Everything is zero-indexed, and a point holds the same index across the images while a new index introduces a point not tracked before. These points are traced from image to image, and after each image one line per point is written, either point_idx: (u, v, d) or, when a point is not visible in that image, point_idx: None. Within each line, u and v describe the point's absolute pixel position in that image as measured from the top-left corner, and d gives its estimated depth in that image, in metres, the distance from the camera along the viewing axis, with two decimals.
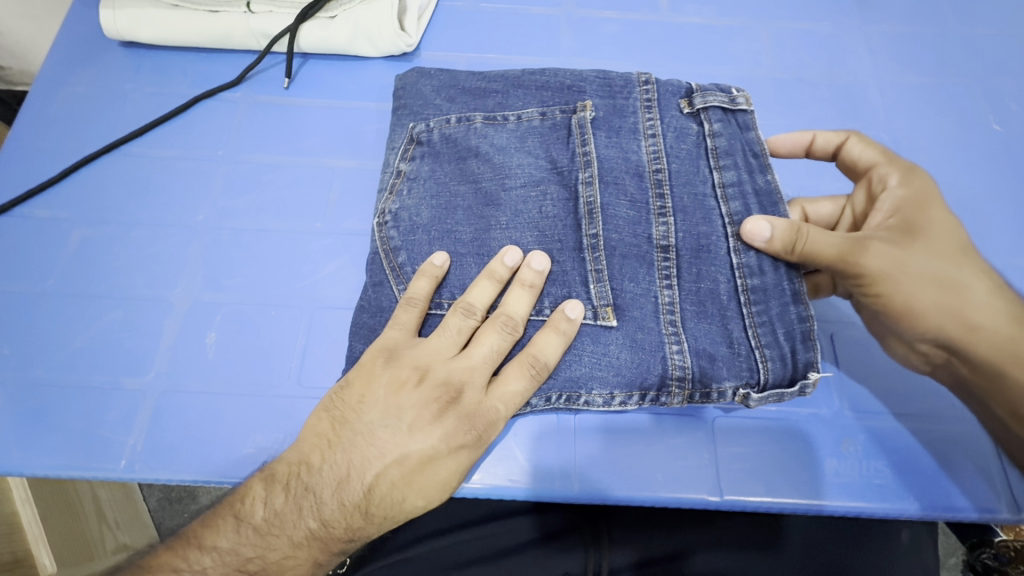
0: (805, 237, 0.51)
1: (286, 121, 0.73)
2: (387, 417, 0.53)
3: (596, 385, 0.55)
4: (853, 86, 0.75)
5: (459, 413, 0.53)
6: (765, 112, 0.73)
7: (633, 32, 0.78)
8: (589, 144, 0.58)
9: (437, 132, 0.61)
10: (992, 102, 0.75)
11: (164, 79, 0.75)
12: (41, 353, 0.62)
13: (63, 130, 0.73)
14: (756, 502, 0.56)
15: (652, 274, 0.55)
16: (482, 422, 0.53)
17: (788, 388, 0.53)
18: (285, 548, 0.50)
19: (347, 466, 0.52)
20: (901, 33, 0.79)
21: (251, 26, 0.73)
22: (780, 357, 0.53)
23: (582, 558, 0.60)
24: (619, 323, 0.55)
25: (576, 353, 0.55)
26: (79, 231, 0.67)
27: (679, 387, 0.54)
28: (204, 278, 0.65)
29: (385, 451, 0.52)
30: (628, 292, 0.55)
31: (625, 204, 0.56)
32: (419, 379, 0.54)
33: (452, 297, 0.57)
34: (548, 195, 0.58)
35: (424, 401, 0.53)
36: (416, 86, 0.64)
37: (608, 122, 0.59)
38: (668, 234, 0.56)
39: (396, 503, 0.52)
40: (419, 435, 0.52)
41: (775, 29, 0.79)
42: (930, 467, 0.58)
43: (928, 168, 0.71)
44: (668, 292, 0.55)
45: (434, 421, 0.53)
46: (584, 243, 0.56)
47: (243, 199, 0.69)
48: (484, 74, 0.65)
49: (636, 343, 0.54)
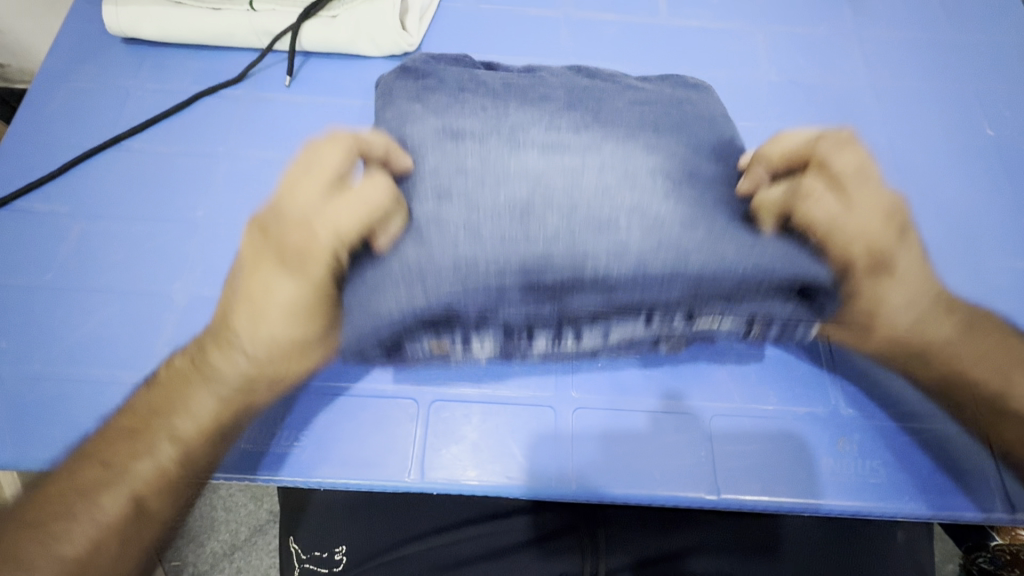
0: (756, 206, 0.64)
1: (283, 118, 0.73)
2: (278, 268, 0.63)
3: (607, 247, 0.61)
4: (848, 90, 0.76)
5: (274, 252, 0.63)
6: (763, 114, 0.74)
7: (633, 35, 0.79)
8: (599, 163, 0.65)
9: (503, 82, 0.71)
10: (985, 107, 0.76)
11: (166, 77, 0.75)
12: (37, 347, 0.61)
13: (63, 126, 0.73)
14: (752, 501, 0.56)
15: (645, 189, 0.64)
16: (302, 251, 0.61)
17: (776, 308, 0.61)
18: (195, 393, 0.57)
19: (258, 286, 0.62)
20: (895, 38, 0.80)
21: (253, 25, 0.75)
22: (755, 288, 0.61)
23: (579, 560, 0.61)
24: (621, 223, 0.61)
25: (580, 203, 0.62)
26: (78, 226, 0.67)
27: (674, 293, 0.60)
28: (202, 272, 0.65)
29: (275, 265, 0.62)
30: (620, 198, 0.63)
31: (621, 141, 0.67)
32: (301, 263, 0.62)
33: (431, 317, 0.59)
34: (551, 135, 0.67)
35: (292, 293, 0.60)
36: (415, 61, 0.73)
37: (597, 88, 0.72)
38: (657, 169, 0.65)
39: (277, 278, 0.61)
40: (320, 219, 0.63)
41: (772, 34, 0.79)
42: (927, 466, 0.58)
43: (922, 169, 0.71)
44: (661, 205, 0.63)
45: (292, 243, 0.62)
46: (588, 153, 0.66)
47: (244, 196, 0.69)
48: (505, 76, 0.72)
49: (624, 210, 0.62)
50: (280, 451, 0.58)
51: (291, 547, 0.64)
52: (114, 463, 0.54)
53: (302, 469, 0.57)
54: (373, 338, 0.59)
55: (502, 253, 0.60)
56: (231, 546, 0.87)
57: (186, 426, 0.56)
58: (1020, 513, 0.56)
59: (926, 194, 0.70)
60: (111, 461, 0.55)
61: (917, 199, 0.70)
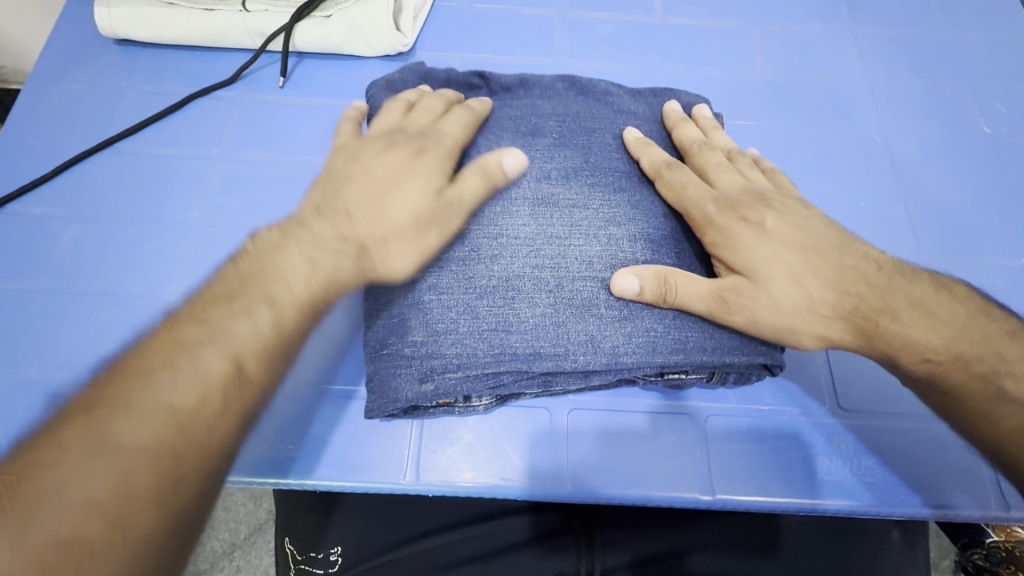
0: (672, 287, 0.52)
1: (278, 119, 0.73)
2: (368, 171, 0.52)
3: (588, 287, 0.54)
4: (843, 88, 0.76)
5: (408, 138, 0.54)
6: (758, 112, 0.74)
7: (627, 33, 0.78)
8: (585, 194, 0.57)
9: (494, 115, 0.62)
10: (981, 104, 0.75)
11: (159, 78, 0.75)
12: (31, 351, 0.61)
13: (57, 127, 0.73)
14: (748, 500, 0.56)
15: (632, 228, 0.56)
16: (431, 137, 0.54)
17: (753, 369, 0.56)
18: (283, 258, 0.47)
19: (326, 194, 0.52)
20: (890, 35, 0.80)
21: (246, 25, 0.73)
22: (742, 352, 0.53)
23: (575, 560, 0.60)
24: (602, 266, 0.55)
25: (562, 244, 0.55)
26: (72, 228, 0.67)
27: (656, 343, 0.53)
28: (196, 275, 0.65)
29: (354, 176, 0.52)
30: (606, 234, 0.56)
31: (610, 161, 0.59)
32: (388, 142, 0.54)
33: (442, 395, 0.53)
34: (537, 153, 0.59)
35: (393, 152, 0.53)
36: (403, 76, 0.65)
37: (591, 116, 0.62)
38: (644, 195, 0.58)
39: (349, 212, 0.50)
40: (383, 154, 0.53)
41: (767, 32, 0.79)
42: (922, 465, 0.58)
43: (917, 167, 0.71)
44: (643, 250, 0.55)
45: (386, 148, 0.53)
46: (574, 173, 0.58)
47: (238, 197, 0.69)
48: (497, 99, 0.64)
49: (611, 256, 0.55)
50: (277, 454, 0.57)
51: (288, 548, 0.64)
52: (147, 374, 0.40)
53: (297, 471, 0.57)
54: (396, 407, 0.53)
55: (510, 324, 0.53)
56: (231, 545, 0.87)
57: (144, 416, 0.38)
58: (1014, 511, 0.57)
59: (921, 191, 0.70)
60: (207, 318, 0.43)
61: (912, 198, 0.69)
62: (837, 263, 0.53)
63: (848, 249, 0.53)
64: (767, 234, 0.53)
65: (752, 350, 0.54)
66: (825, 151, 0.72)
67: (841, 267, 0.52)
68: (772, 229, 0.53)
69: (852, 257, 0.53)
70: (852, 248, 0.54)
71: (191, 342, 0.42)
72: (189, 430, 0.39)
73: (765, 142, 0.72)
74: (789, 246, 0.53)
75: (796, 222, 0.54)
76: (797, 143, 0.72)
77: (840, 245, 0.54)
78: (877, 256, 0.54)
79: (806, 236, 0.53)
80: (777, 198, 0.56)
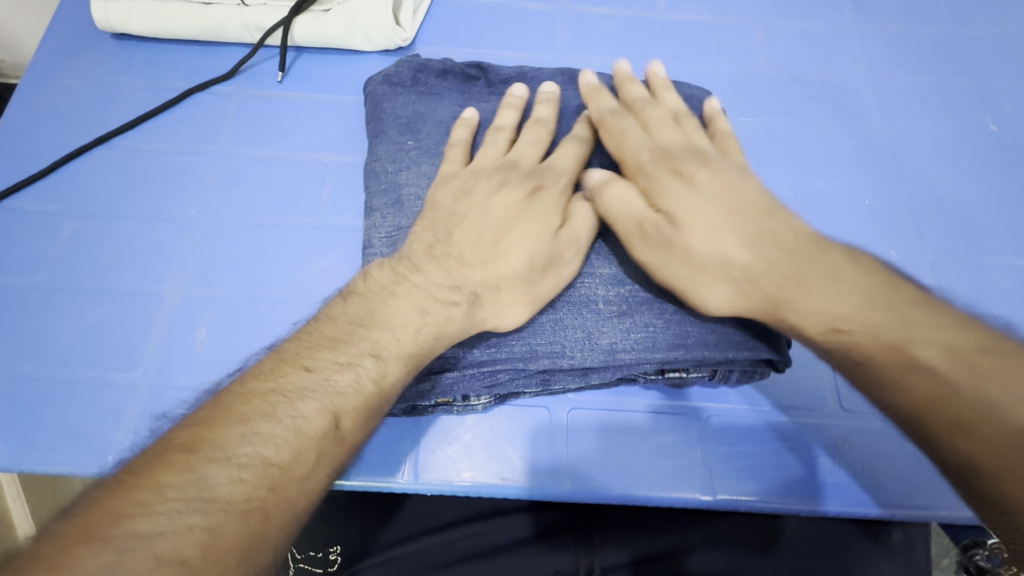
0: (602, 197, 0.54)
1: (277, 115, 0.72)
2: (483, 215, 0.54)
3: (587, 286, 0.54)
4: (847, 85, 0.75)
5: (523, 176, 0.55)
6: (761, 109, 0.73)
7: (629, 29, 0.78)
8: (584, 195, 0.57)
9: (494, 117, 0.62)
10: (987, 102, 0.75)
11: (157, 73, 0.75)
12: (27, 348, 0.61)
13: (53, 122, 0.72)
14: (748, 501, 0.56)
15: None
16: (548, 175, 0.55)
17: (756, 368, 0.55)
18: (394, 307, 0.48)
19: (445, 232, 0.53)
20: (895, 32, 0.79)
21: (243, 18, 0.73)
22: (747, 349, 0.52)
23: (573, 557, 0.60)
24: (601, 264, 0.55)
25: None
26: (68, 224, 0.66)
27: (656, 341, 0.52)
28: (194, 272, 0.64)
29: (468, 215, 0.54)
30: (605, 233, 0.56)
31: (611, 162, 0.59)
32: (499, 181, 0.56)
33: (441, 393, 0.53)
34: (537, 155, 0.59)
35: (510, 194, 0.54)
36: (400, 71, 0.65)
37: (588, 114, 0.62)
38: None
39: (482, 257, 0.52)
40: (499, 196, 0.55)
41: (772, 27, 0.78)
42: (925, 465, 0.58)
43: (922, 165, 0.71)
44: None
45: (499, 186, 0.55)
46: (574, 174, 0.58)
47: (236, 193, 0.68)
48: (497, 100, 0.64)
49: (609, 255, 0.55)
50: None
51: None
52: (246, 422, 0.40)
53: None
54: (395, 405, 0.53)
55: None
56: None
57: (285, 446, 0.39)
58: None
59: (925, 189, 0.69)
60: (313, 366, 0.44)
61: (916, 196, 0.69)
62: (757, 225, 0.51)
63: (772, 215, 0.52)
64: (695, 188, 0.53)
65: (757, 348, 0.52)
66: (829, 148, 0.71)
67: (760, 229, 0.51)
68: (701, 181, 0.53)
69: (778, 221, 0.51)
70: (774, 217, 0.52)
71: (290, 390, 0.42)
72: (282, 489, 0.38)
73: (768, 139, 0.71)
74: (705, 202, 0.53)
75: (728, 183, 0.54)
76: (801, 140, 0.71)
77: (769, 210, 0.52)
78: (802, 227, 0.52)
79: (734, 193, 0.53)
80: (715, 157, 0.56)
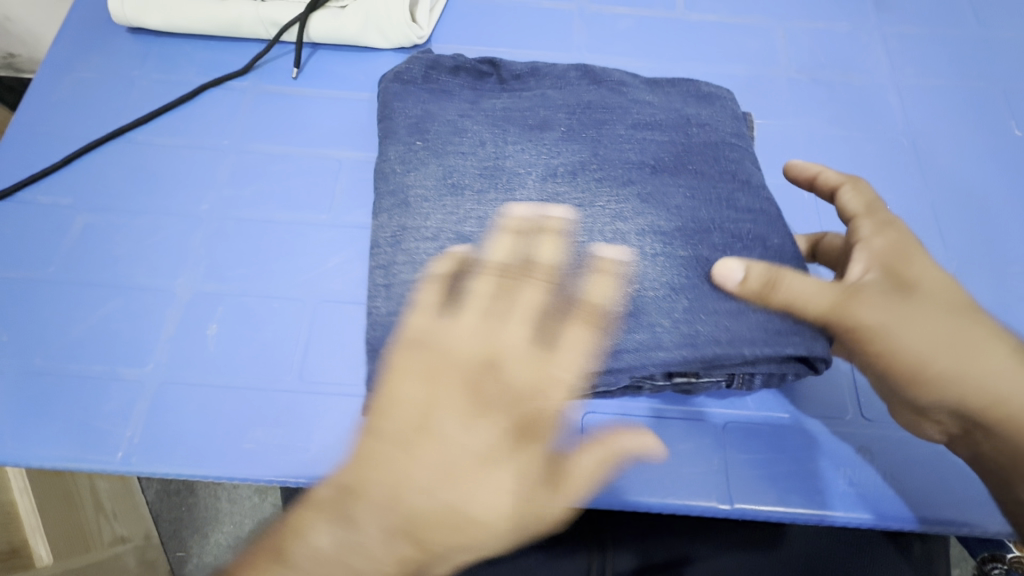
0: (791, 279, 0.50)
1: (291, 111, 0.72)
2: (462, 442, 0.48)
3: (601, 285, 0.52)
4: (868, 88, 0.74)
5: (502, 406, 0.49)
6: (781, 111, 0.72)
7: (647, 28, 0.77)
8: (595, 190, 0.56)
9: (503, 107, 0.61)
10: (1012, 106, 0.73)
11: (171, 67, 0.74)
12: (39, 341, 0.60)
13: (68, 115, 0.72)
14: (766, 510, 0.55)
15: (645, 222, 0.54)
16: (530, 404, 0.49)
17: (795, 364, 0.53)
18: (480, 490, 0.47)
19: (424, 463, 0.48)
20: (918, 34, 0.77)
21: (260, 13, 0.73)
22: (773, 352, 0.50)
23: (585, 559, 0.60)
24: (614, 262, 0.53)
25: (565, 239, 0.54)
26: (81, 218, 0.66)
27: (670, 343, 0.51)
28: (206, 268, 0.64)
29: (437, 441, 0.48)
30: (614, 229, 0.54)
31: (624, 154, 0.57)
32: (498, 408, 0.49)
33: None
34: (544, 149, 0.58)
35: (504, 412, 0.49)
36: (413, 69, 0.64)
37: (602, 106, 0.61)
38: (658, 186, 0.56)
39: (467, 487, 0.48)
40: (471, 431, 0.48)
41: (792, 29, 0.77)
42: (945, 477, 0.57)
43: (945, 170, 0.69)
44: (655, 244, 0.53)
45: (476, 418, 0.49)
46: (582, 169, 0.57)
47: (248, 189, 0.68)
48: (506, 92, 0.64)
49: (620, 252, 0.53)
50: (288, 451, 0.56)
51: None
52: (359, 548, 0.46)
53: (306, 469, 0.56)
54: None
55: None
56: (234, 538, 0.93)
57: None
58: None
59: (948, 194, 0.68)
60: (413, 524, 0.47)
61: (939, 201, 0.67)
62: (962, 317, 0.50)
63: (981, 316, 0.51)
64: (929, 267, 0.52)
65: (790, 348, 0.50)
66: (850, 152, 0.70)
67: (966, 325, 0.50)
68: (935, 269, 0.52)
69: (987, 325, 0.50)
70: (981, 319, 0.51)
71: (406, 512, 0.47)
72: None
73: (786, 142, 0.70)
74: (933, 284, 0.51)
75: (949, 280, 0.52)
76: (820, 145, 0.70)
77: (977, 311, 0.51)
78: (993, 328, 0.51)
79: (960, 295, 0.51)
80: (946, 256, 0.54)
